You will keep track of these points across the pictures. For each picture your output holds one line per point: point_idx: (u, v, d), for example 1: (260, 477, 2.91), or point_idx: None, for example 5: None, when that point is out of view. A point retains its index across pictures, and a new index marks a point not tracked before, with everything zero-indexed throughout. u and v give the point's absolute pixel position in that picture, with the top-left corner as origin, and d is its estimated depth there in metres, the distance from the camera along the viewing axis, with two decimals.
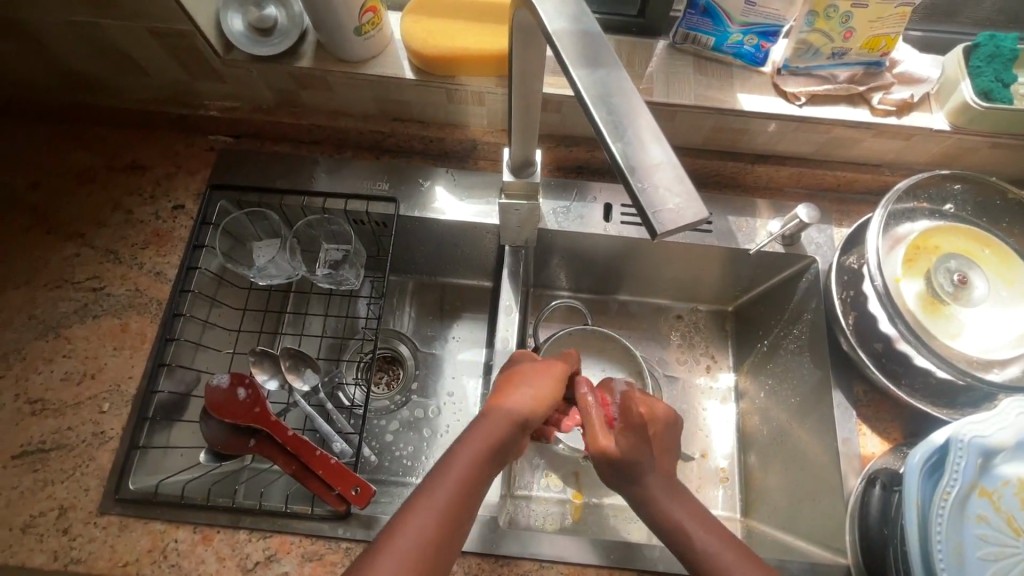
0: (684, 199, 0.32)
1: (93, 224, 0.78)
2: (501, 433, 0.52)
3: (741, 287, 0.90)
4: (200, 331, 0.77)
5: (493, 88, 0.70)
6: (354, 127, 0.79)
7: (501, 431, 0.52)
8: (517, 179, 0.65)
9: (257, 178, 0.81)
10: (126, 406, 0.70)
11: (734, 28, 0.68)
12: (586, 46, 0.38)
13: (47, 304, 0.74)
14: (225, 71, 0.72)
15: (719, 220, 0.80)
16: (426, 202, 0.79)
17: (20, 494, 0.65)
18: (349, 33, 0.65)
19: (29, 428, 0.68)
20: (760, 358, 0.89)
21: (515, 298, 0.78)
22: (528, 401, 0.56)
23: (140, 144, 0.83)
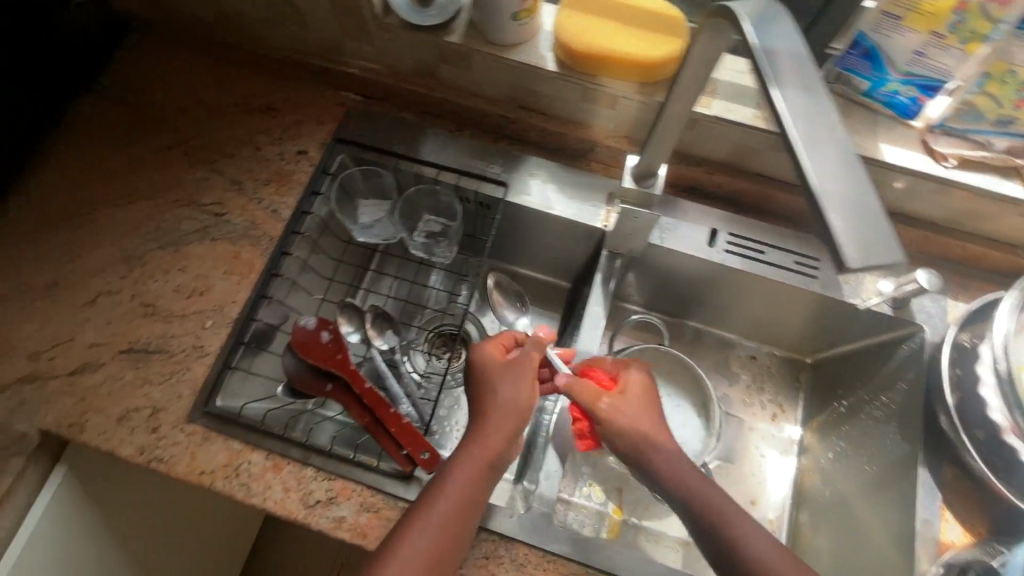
0: (879, 241, 0.33)
1: (225, 154, 0.83)
2: (488, 450, 0.61)
3: (827, 341, 0.88)
4: (300, 273, 0.81)
5: (630, 94, 0.70)
6: (482, 108, 0.81)
7: (491, 440, 0.62)
8: (636, 187, 0.65)
9: (378, 138, 0.84)
10: (225, 327, 0.74)
11: (894, 76, 0.65)
12: (792, 67, 0.38)
13: (173, 219, 0.79)
14: (376, 33, 0.75)
15: (827, 268, 0.77)
16: (532, 193, 0.80)
17: (122, 386, 0.71)
18: (507, 17, 0.67)
19: (138, 329, 0.73)
20: (834, 418, 0.87)
21: (604, 307, 0.78)
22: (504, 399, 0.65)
23: (278, 87, 0.87)
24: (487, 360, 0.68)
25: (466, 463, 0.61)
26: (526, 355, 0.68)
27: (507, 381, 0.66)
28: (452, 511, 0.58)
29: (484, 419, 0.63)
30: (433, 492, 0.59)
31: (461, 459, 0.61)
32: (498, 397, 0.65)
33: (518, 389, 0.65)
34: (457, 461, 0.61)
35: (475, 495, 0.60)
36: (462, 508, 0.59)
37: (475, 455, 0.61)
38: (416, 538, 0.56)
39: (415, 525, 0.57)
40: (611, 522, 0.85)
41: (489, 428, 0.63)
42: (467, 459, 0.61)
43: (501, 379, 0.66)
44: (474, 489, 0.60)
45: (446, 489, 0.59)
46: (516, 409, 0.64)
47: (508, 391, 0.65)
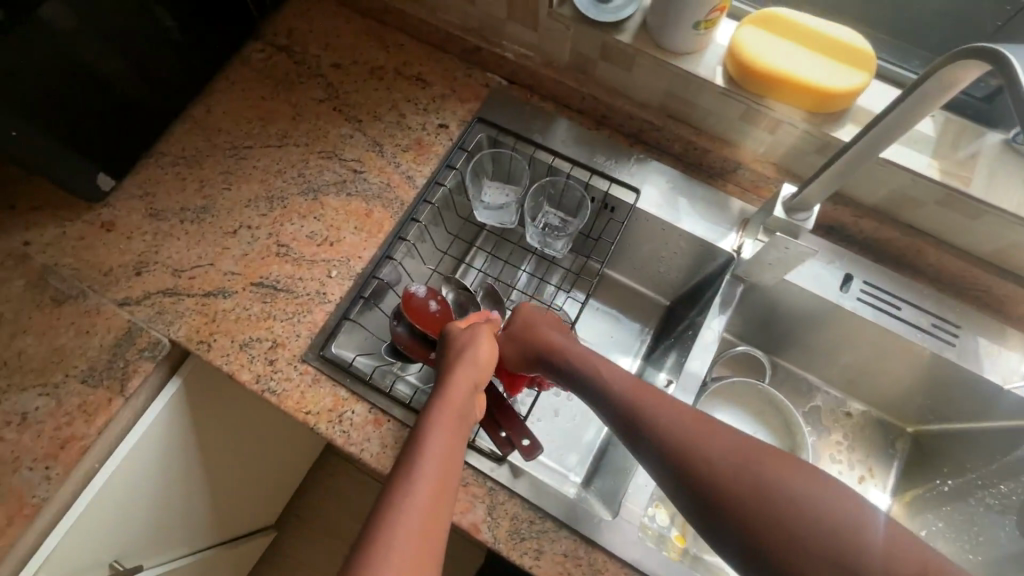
0: None
1: (370, 116, 0.87)
2: (449, 429, 0.57)
3: (939, 414, 0.82)
4: (420, 240, 0.83)
5: (797, 121, 0.68)
6: (630, 111, 0.79)
7: (461, 396, 0.60)
8: (785, 218, 0.66)
9: (517, 125, 0.85)
10: (348, 279, 0.77)
11: None
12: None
13: (316, 168, 0.83)
14: (544, 22, 0.76)
15: (966, 339, 0.73)
16: (664, 206, 0.79)
17: (249, 316, 0.75)
18: (689, 25, 0.66)
19: (270, 266, 0.78)
20: (933, 498, 0.82)
21: (718, 335, 0.76)
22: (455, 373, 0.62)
23: (429, 59, 0.90)
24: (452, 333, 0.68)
25: (441, 414, 0.58)
26: (480, 328, 0.68)
27: (456, 344, 0.67)
28: (439, 459, 0.53)
29: (455, 377, 0.62)
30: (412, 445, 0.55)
31: (432, 412, 0.58)
32: (455, 373, 0.62)
33: (472, 348, 0.66)
34: (431, 415, 0.58)
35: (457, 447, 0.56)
36: (444, 454, 0.54)
37: (439, 434, 0.55)
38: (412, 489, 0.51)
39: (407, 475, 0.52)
40: (673, 547, 0.82)
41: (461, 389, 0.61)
42: (444, 412, 0.58)
43: (459, 344, 0.66)
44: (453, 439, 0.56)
45: (431, 437, 0.55)
46: (467, 381, 0.62)
47: (468, 354, 0.65)
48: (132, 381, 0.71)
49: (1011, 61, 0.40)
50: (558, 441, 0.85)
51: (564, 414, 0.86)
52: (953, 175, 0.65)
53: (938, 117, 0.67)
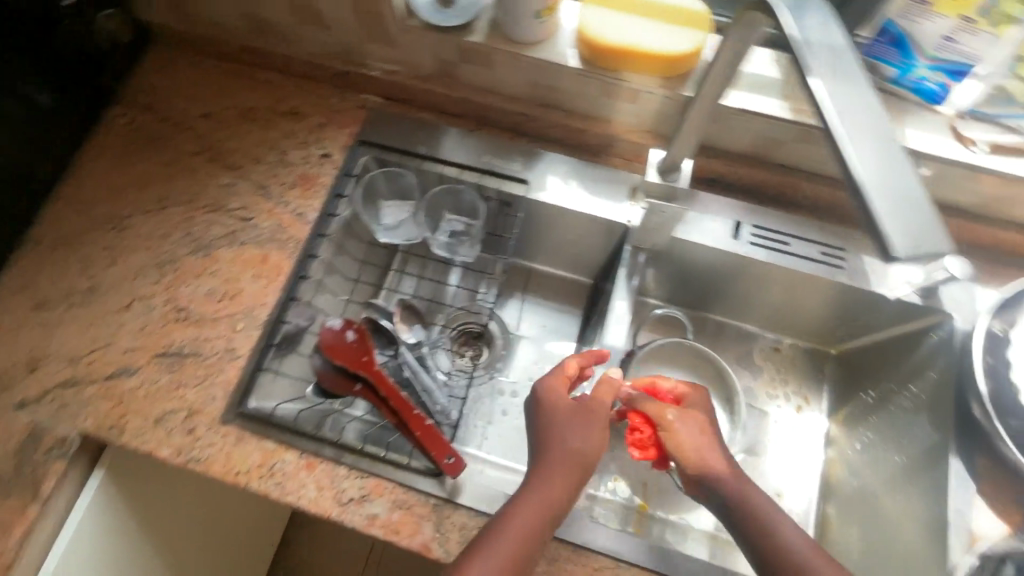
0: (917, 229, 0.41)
1: (251, 160, 0.84)
2: (557, 497, 0.59)
3: (852, 332, 0.87)
4: (326, 274, 0.82)
5: (653, 88, 0.70)
6: (503, 106, 0.81)
7: (581, 455, 0.62)
8: (662, 181, 0.68)
9: (399, 140, 0.84)
10: (256, 330, 0.75)
11: (922, 62, 0.65)
12: (829, 62, 0.46)
13: (203, 224, 0.80)
14: (396, 35, 0.76)
15: (852, 258, 0.77)
16: (553, 191, 0.80)
17: (159, 388, 0.72)
18: (528, 14, 0.67)
19: (172, 333, 0.75)
20: (860, 409, 0.87)
21: (628, 302, 0.78)
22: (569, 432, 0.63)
23: (301, 92, 0.88)
24: (554, 393, 0.66)
25: (555, 474, 0.60)
26: (601, 386, 0.67)
27: (567, 409, 0.65)
28: (532, 514, 0.58)
29: (563, 434, 0.63)
30: (511, 504, 0.59)
31: (538, 471, 0.61)
32: (563, 435, 0.63)
33: (592, 421, 0.65)
34: (545, 475, 0.60)
35: (558, 504, 0.59)
36: (538, 510, 0.58)
37: (534, 496, 0.59)
38: (501, 544, 0.56)
39: (497, 530, 0.57)
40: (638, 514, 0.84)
41: (582, 447, 0.62)
42: (559, 474, 0.61)
43: (583, 416, 0.64)
44: (554, 496, 0.59)
45: (528, 497, 0.59)
46: (576, 441, 0.63)
47: (579, 417, 0.64)
48: (44, 484, 0.67)
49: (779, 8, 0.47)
50: (512, 441, 0.82)
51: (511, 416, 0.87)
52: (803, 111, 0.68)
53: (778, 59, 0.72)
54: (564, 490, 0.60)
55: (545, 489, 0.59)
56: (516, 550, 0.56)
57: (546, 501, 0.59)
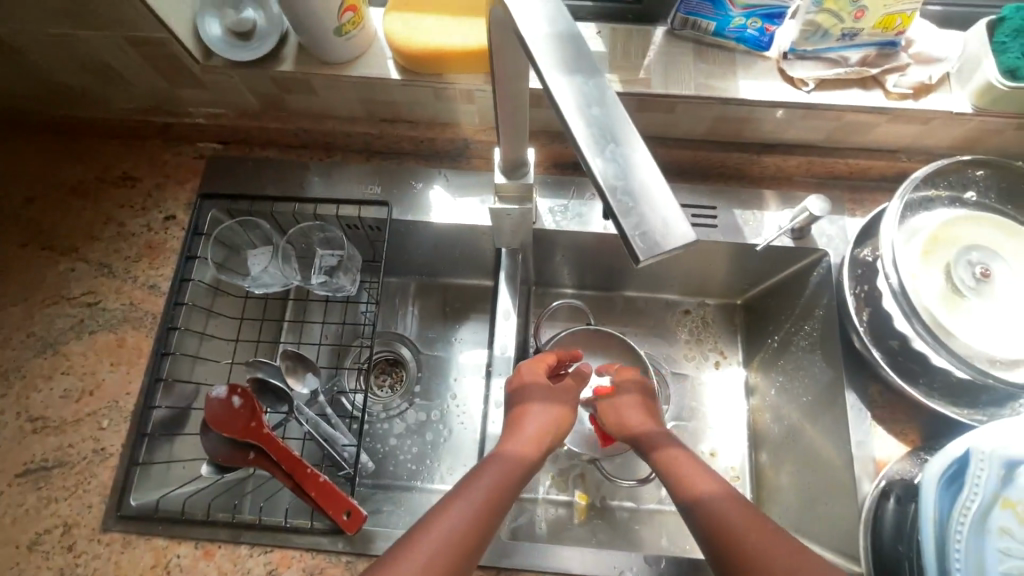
0: (672, 219, 0.30)
1: (86, 238, 0.77)
2: (520, 467, 0.58)
3: (750, 280, 0.84)
4: (199, 343, 0.76)
5: (481, 85, 0.68)
6: (343, 129, 0.77)
7: (539, 430, 0.63)
8: (511, 181, 0.62)
9: (247, 185, 0.79)
10: (125, 422, 0.70)
11: (735, 11, 0.64)
12: (559, 48, 0.34)
13: (45, 320, 0.73)
14: (206, 77, 0.70)
15: (724, 215, 0.75)
16: (418, 207, 0.77)
17: (25, 511, 0.65)
18: (329, 33, 0.63)
19: (31, 446, 0.68)
20: (771, 354, 0.84)
21: (514, 302, 0.76)
22: (541, 403, 0.65)
23: (130, 153, 0.81)
24: (524, 373, 0.69)
25: (517, 443, 0.60)
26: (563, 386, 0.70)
27: (533, 386, 0.67)
28: (498, 478, 0.55)
29: (528, 412, 0.64)
30: (477, 467, 0.57)
31: (504, 444, 0.60)
32: (532, 408, 0.65)
33: (553, 401, 0.66)
34: (509, 444, 0.60)
35: (522, 472, 0.58)
36: (506, 474, 0.56)
37: (501, 462, 0.57)
38: (468, 499, 0.52)
39: (465, 487, 0.54)
40: (579, 510, 0.83)
41: (546, 421, 0.64)
42: (522, 442, 0.60)
43: (551, 395, 0.67)
44: (519, 464, 0.58)
45: (489, 466, 0.57)
46: (545, 414, 0.65)
47: (544, 395, 0.66)
48: None
49: None
50: (449, 459, 0.85)
51: (439, 436, 0.87)
52: (635, 82, 0.67)
53: (604, 31, 0.70)
54: (527, 457, 0.59)
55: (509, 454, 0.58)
56: (479, 511, 0.52)
57: (513, 464, 0.57)
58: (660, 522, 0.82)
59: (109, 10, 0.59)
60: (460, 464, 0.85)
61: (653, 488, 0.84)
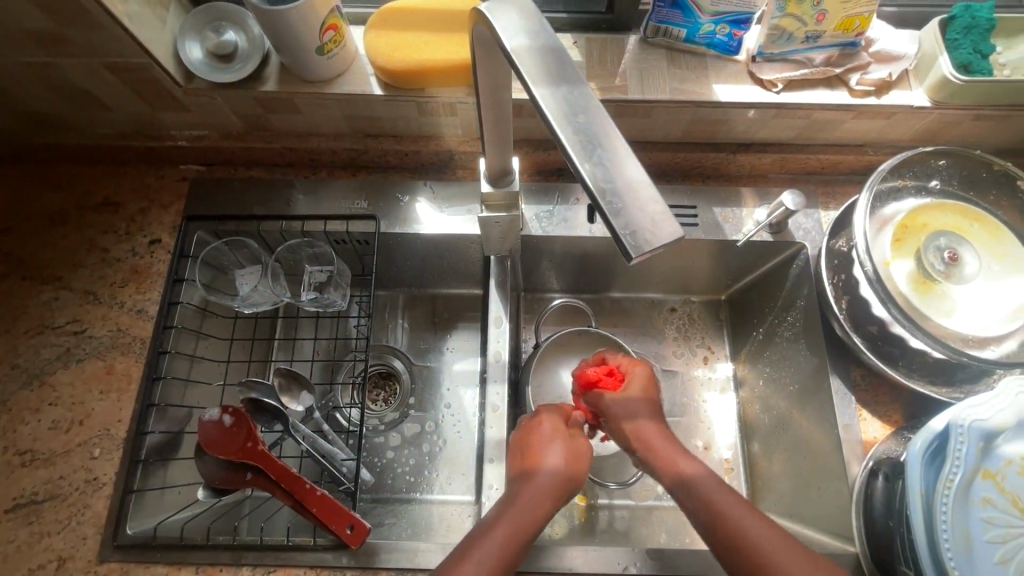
0: (659, 218, 0.32)
1: (69, 266, 0.76)
2: (532, 517, 0.51)
3: (732, 275, 0.86)
4: (189, 366, 0.75)
5: (463, 98, 0.70)
6: (328, 146, 0.78)
7: (557, 468, 0.55)
8: (497, 190, 0.63)
9: (232, 205, 0.79)
10: (118, 450, 0.68)
11: (705, 18, 0.67)
12: (536, 67, 0.36)
13: (29, 351, 0.72)
14: (188, 99, 0.71)
15: (704, 213, 0.78)
16: (406, 218, 0.78)
17: (16, 548, 0.64)
18: (312, 53, 0.64)
19: (20, 481, 0.66)
20: (756, 347, 0.86)
21: (504, 308, 0.77)
22: (559, 443, 0.58)
23: (111, 179, 0.81)
24: (543, 415, 0.62)
25: (532, 488, 0.53)
26: (579, 433, 0.61)
27: (545, 429, 0.59)
28: (512, 526, 0.50)
29: (543, 446, 0.58)
30: (491, 514, 0.52)
31: (517, 490, 0.54)
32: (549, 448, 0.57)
33: (571, 441, 0.59)
34: (524, 488, 0.54)
35: (539, 513, 0.52)
36: (520, 522, 0.50)
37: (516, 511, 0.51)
38: (483, 551, 0.48)
39: (477, 540, 0.49)
40: (581, 510, 0.84)
41: (559, 459, 0.56)
42: (538, 485, 0.54)
43: (566, 437, 0.59)
44: (532, 509, 0.52)
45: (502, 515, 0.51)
46: (568, 455, 0.57)
47: (560, 439, 0.58)
48: None
49: (485, 16, 0.38)
50: (449, 470, 0.85)
51: (437, 449, 0.87)
52: (612, 89, 0.69)
53: (580, 42, 0.72)
54: (544, 504, 0.53)
55: (522, 500, 0.52)
56: (500, 564, 0.48)
57: (525, 513, 0.51)
58: (660, 518, 0.83)
59: (90, 37, 0.59)
60: (458, 472, 0.85)
61: (650, 484, 0.86)
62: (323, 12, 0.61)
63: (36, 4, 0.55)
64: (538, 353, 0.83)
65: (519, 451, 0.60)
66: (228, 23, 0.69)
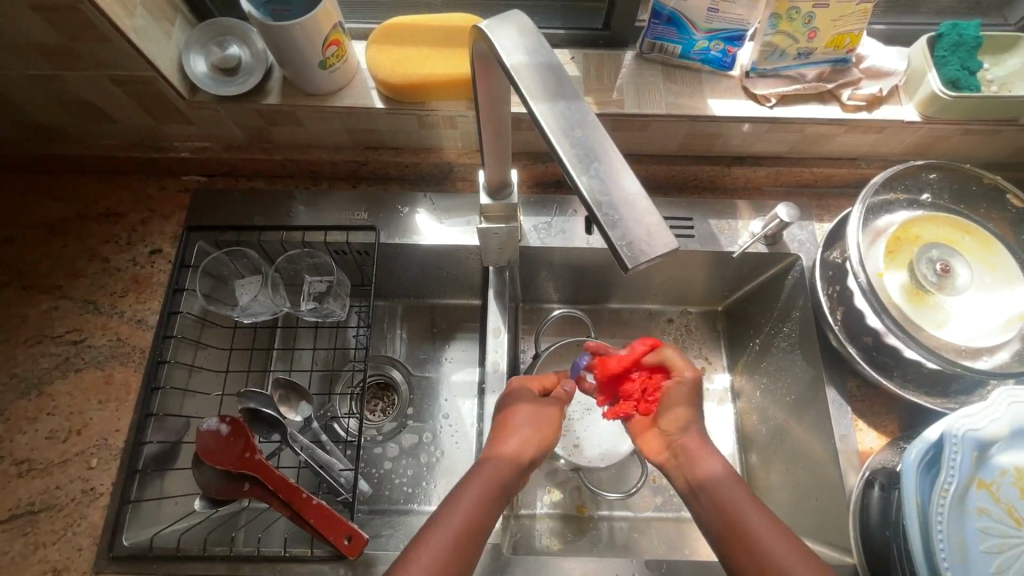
0: (655, 230, 0.33)
1: (69, 276, 0.76)
2: (504, 476, 0.56)
3: (729, 286, 0.87)
4: (188, 375, 0.75)
5: (463, 111, 0.71)
6: (329, 158, 0.80)
7: (523, 445, 0.59)
8: (495, 202, 0.64)
9: (232, 216, 0.80)
10: (115, 460, 0.68)
11: (699, 35, 0.68)
12: (535, 81, 0.38)
13: (28, 360, 0.72)
14: (191, 112, 0.72)
15: (700, 224, 0.79)
16: (406, 229, 0.79)
17: (10, 560, 0.63)
18: (314, 67, 0.65)
19: (16, 491, 0.66)
20: (753, 357, 0.86)
21: (503, 319, 0.78)
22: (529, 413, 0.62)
23: (113, 190, 0.82)
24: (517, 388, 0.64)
25: (504, 453, 0.58)
26: (551, 409, 0.65)
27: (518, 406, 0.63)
28: (488, 484, 0.55)
29: (513, 423, 0.61)
30: (464, 479, 0.55)
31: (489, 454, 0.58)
32: (518, 417, 0.62)
33: (540, 417, 0.63)
34: (493, 459, 0.57)
35: (507, 483, 0.56)
36: (493, 481, 0.55)
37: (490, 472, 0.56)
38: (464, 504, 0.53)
39: (448, 507, 0.53)
40: (579, 521, 0.83)
41: (529, 432, 0.60)
42: (509, 450, 0.58)
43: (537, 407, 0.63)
44: (504, 468, 0.57)
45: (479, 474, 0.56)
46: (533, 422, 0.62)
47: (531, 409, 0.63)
48: None
49: (488, 34, 0.39)
50: (447, 482, 0.85)
51: (436, 460, 0.86)
52: (609, 103, 0.70)
53: (577, 57, 0.74)
54: (511, 475, 0.57)
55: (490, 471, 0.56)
56: (474, 517, 0.53)
57: (497, 473, 0.56)
58: (659, 530, 0.83)
59: (97, 51, 0.61)
60: (456, 484, 0.85)
61: (649, 495, 0.85)
62: (326, 27, 0.62)
63: (45, 19, 0.57)
64: (537, 363, 0.82)
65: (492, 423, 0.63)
66: (232, 38, 0.70)
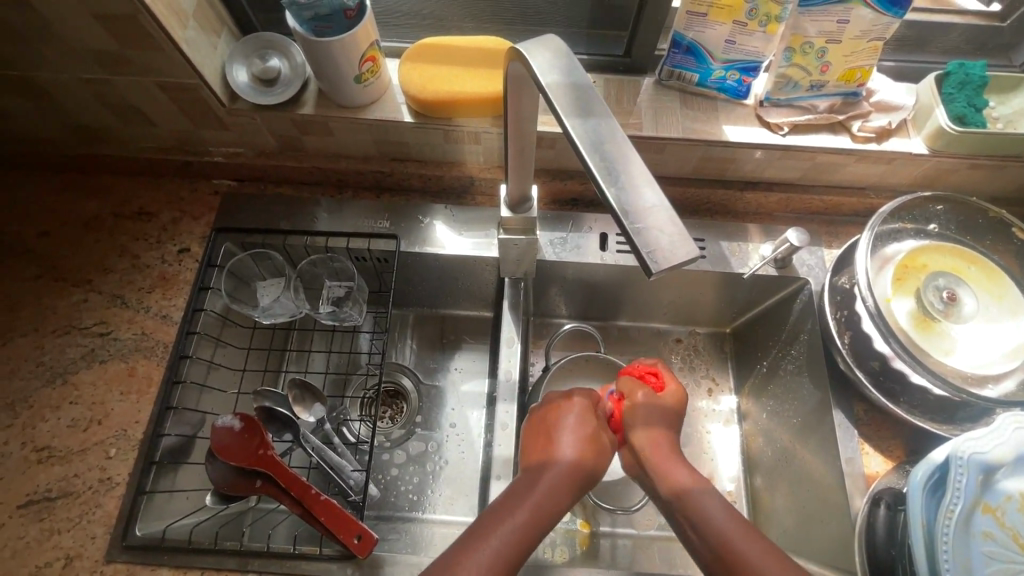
0: (676, 240, 0.35)
1: (100, 270, 0.79)
2: (555, 490, 0.52)
3: (738, 308, 0.89)
4: (207, 372, 0.76)
5: (488, 128, 0.74)
6: (355, 168, 0.83)
7: (577, 459, 0.55)
8: (515, 215, 0.66)
9: (259, 219, 0.83)
10: (133, 451, 0.70)
11: (716, 64, 0.72)
12: (569, 98, 0.40)
13: (56, 349, 0.74)
14: (229, 119, 0.75)
15: (711, 245, 0.81)
16: (426, 237, 0.82)
17: (26, 544, 0.64)
18: (349, 81, 0.69)
19: (35, 477, 0.68)
20: (760, 380, 0.87)
21: (517, 329, 0.79)
22: (578, 426, 0.59)
23: (147, 190, 0.85)
24: (573, 398, 0.62)
25: (556, 468, 0.54)
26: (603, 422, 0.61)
27: (571, 414, 0.60)
28: (540, 500, 0.51)
29: (560, 435, 0.58)
30: (516, 490, 0.52)
31: (538, 471, 0.54)
32: (570, 429, 0.58)
33: (590, 426, 0.59)
34: (547, 468, 0.54)
35: (556, 498, 0.52)
36: (545, 496, 0.52)
37: (541, 486, 0.52)
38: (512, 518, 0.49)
39: (498, 516, 0.49)
40: (582, 536, 0.84)
41: (583, 440, 0.57)
42: (560, 467, 0.54)
43: (587, 421, 0.60)
44: (560, 485, 0.53)
45: (533, 486, 0.52)
46: (586, 435, 0.58)
47: (580, 419, 0.59)
48: None
49: (525, 54, 0.42)
50: (452, 492, 0.86)
51: (442, 470, 0.87)
52: (628, 126, 0.73)
53: (598, 81, 0.77)
54: (564, 492, 0.53)
55: (540, 483, 0.53)
56: (527, 529, 0.49)
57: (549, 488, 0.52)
58: (662, 550, 0.83)
59: (147, 58, 0.64)
60: (460, 493, 0.85)
61: (652, 513, 0.86)
62: (363, 44, 0.66)
63: (104, 27, 0.60)
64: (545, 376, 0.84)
65: (535, 436, 0.60)
66: (273, 51, 0.74)
